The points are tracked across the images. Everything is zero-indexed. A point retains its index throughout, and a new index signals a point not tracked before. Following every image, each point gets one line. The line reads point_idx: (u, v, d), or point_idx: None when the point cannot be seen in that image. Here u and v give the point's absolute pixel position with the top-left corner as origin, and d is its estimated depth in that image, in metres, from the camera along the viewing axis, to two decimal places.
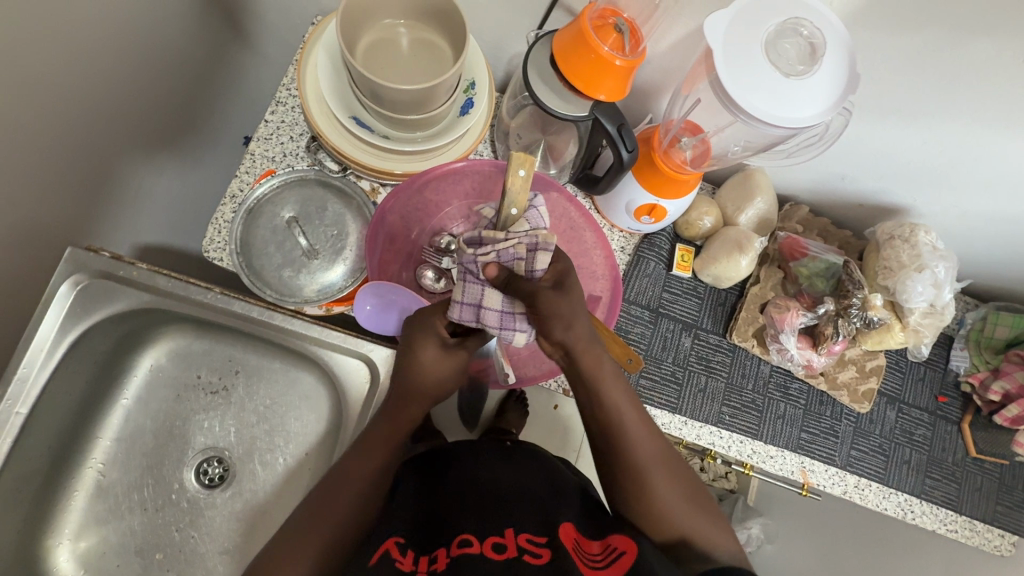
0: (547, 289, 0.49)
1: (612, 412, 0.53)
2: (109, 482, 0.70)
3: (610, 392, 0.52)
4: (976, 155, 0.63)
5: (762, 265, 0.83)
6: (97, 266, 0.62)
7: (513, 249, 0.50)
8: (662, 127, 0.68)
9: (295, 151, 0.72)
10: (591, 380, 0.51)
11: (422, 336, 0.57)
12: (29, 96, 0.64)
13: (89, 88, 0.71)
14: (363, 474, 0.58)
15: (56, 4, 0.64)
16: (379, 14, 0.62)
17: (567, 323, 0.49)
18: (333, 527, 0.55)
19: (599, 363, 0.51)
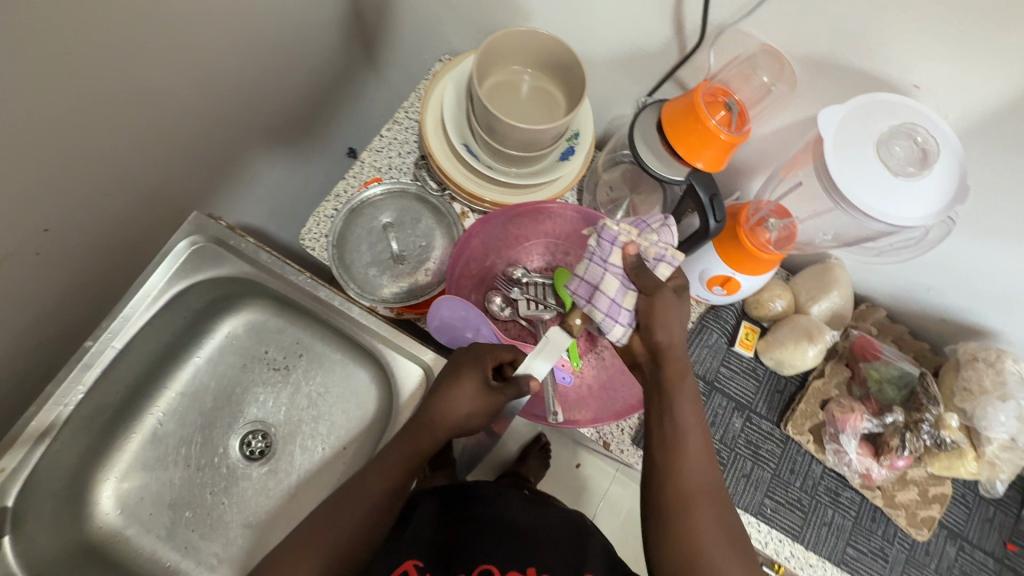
0: (668, 292, 0.53)
1: (678, 421, 0.54)
2: (164, 432, 0.74)
3: (683, 407, 0.54)
4: None
5: (828, 361, 0.81)
6: (213, 231, 0.69)
7: (649, 247, 0.55)
8: (751, 205, 0.70)
9: (401, 166, 0.79)
10: (667, 388, 0.54)
11: (471, 368, 0.58)
12: (199, 78, 0.73)
13: (242, 81, 0.81)
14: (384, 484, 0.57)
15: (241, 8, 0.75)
16: (509, 60, 0.69)
17: (669, 326, 0.53)
18: (349, 537, 0.55)
19: (682, 376, 0.55)
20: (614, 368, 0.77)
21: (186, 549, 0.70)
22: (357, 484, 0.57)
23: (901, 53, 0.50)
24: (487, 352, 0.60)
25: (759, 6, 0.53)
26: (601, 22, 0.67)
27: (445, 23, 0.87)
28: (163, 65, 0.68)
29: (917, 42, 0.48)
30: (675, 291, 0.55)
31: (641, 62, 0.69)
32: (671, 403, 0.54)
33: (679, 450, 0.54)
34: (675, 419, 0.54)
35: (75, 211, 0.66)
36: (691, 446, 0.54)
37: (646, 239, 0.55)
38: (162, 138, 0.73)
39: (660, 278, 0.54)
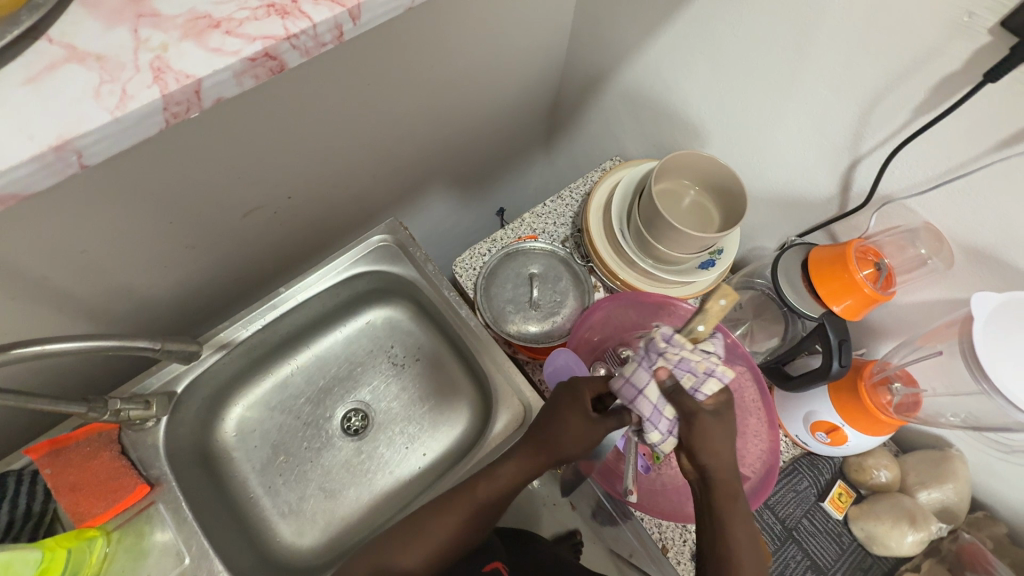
0: (708, 415, 0.55)
1: (732, 549, 0.53)
2: (291, 383, 0.87)
3: (735, 530, 0.54)
4: None
5: (928, 556, 0.74)
6: (398, 235, 0.84)
7: (693, 363, 0.55)
8: (877, 364, 0.71)
9: (556, 233, 0.91)
10: (720, 514, 0.54)
11: (570, 401, 0.63)
12: (432, 123, 0.92)
13: (457, 133, 0.99)
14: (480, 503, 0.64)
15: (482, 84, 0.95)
16: (681, 175, 0.80)
17: (711, 447, 0.54)
18: (442, 544, 0.63)
19: (733, 500, 0.55)
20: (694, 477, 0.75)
21: (269, 489, 0.79)
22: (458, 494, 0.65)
23: None
24: (585, 386, 0.65)
25: (931, 190, 0.60)
26: (773, 166, 0.76)
27: (627, 131, 1.01)
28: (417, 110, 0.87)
29: None
30: (717, 411, 0.56)
31: (800, 208, 0.76)
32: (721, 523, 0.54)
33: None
34: (726, 545, 0.54)
35: (313, 190, 0.84)
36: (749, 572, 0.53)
37: (692, 355, 0.55)
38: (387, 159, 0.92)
39: (704, 396, 0.56)
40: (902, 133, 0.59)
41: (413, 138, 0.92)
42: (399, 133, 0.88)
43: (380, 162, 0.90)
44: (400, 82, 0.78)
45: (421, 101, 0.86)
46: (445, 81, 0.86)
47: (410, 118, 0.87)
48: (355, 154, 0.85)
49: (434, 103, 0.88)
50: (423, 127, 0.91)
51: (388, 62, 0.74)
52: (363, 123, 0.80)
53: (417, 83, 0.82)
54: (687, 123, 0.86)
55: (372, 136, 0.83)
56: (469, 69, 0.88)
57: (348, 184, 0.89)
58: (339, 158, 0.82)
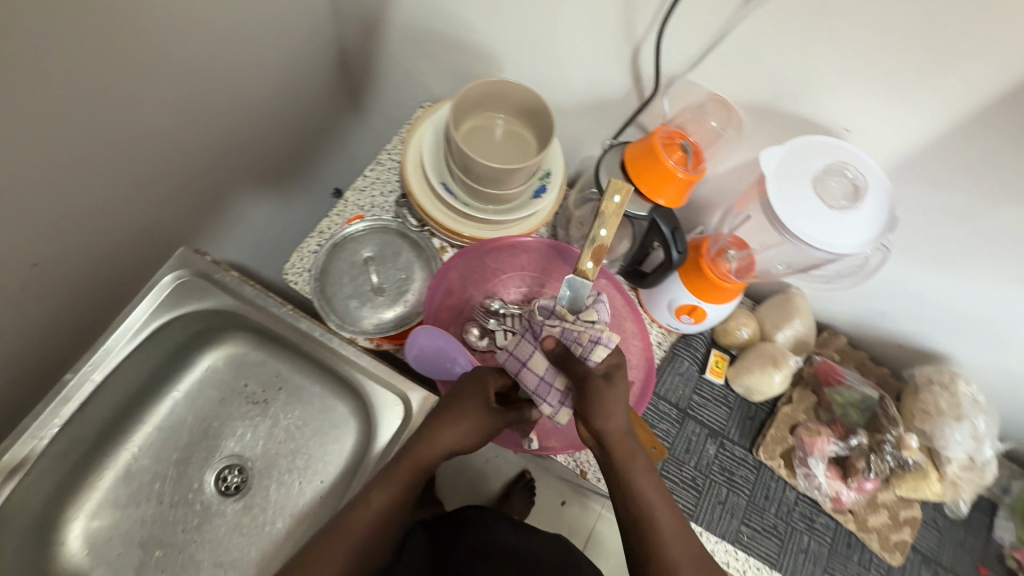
0: (598, 379, 0.54)
1: (643, 503, 0.54)
2: (138, 468, 0.74)
3: (642, 480, 0.55)
4: (1009, 313, 0.66)
5: (795, 386, 0.83)
6: (198, 265, 0.71)
7: (577, 332, 0.55)
8: (710, 238, 0.74)
9: (383, 204, 0.83)
10: (623, 474, 0.55)
11: (474, 388, 0.62)
12: (190, 121, 0.77)
13: (230, 123, 0.85)
14: (387, 505, 0.59)
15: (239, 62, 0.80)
16: (483, 106, 0.74)
17: (606, 410, 0.54)
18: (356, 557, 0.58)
19: (632, 455, 0.55)
20: None
21: None
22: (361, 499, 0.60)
23: (829, 100, 0.56)
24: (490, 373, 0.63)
25: (702, 58, 0.60)
26: (568, 72, 0.73)
27: (425, 72, 0.93)
28: (161, 111, 0.72)
29: (842, 90, 0.54)
30: (608, 374, 0.55)
31: (606, 107, 0.74)
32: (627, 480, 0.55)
33: (652, 525, 0.54)
34: (637, 502, 0.54)
35: (63, 245, 0.68)
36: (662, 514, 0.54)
37: (574, 325, 0.55)
38: (153, 178, 0.76)
39: (594, 363, 0.55)
40: (660, 8, 0.58)
41: (174, 145, 0.76)
42: (147, 144, 0.72)
43: (142, 184, 0.75)
44: (111, 83, 0.63)
45: (157, 99, 0.70)
46: (180, 68, 0.71)
47: (156, 123, 0.72)
48: (99, 186, 0.69)
49: (179, 97, 0.73)
50: (181, 129, 0.76)
51: (73, 62, 0.58)
52: (84, 145, 0.64)
53: (140, 79, 0.66)
54: (476, 48, 0.80)
55: (108, 158, 0.68)
56: (206, 45, 0.73)
57: (111, 222, 0.73)
58: (76, 197, 0.66)
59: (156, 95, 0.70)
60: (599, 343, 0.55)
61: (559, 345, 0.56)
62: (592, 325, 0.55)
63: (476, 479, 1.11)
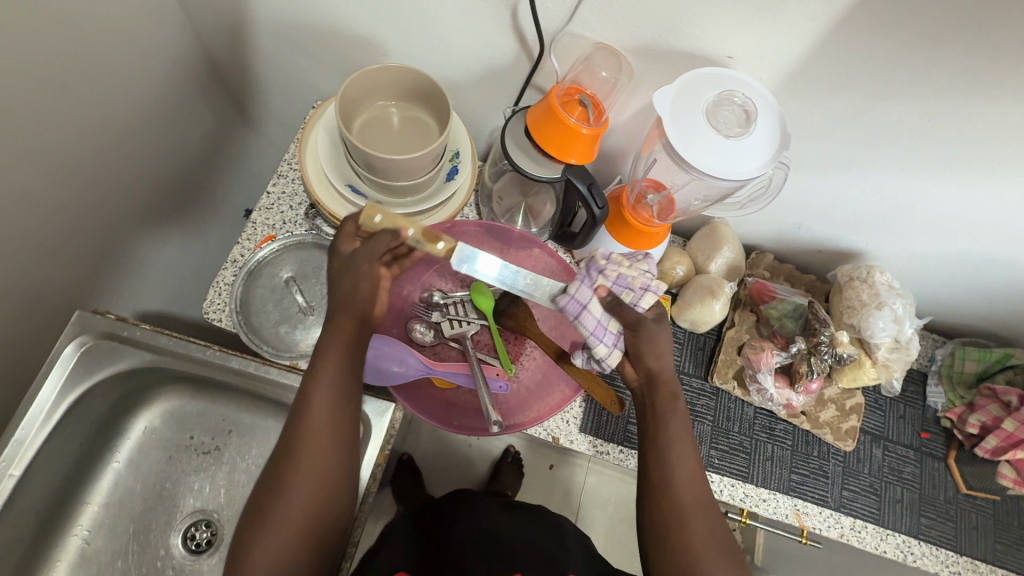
0: (649, 323, 0.56)
1: (674, 433, 0.57)
2: (93, 550, 0.69)
3: (674, 423, 0.57)
4: (906, 203, 0.71)
5: (735, 310, 0.87)
6: (102, 326, 0.66)
7: (630, 278, 0.56)
8: (627, 186, 0.74)
9: (294, 219, 0.78)
10: (661, 411, 0.57)
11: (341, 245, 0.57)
12: (52, 175, 0.69)
13: (103, 166, 0.77)
14: (327, 423, 0.50)
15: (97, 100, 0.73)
16: (372, 97, 0.71)
17: (658, 352, 0.57)
18: (323, 476, 0.49)
19: (675, 395, 0.58)
20: (545, 364, 0.76)
21: None
22: (291, 429, 0.50)
23: (710, 32, 0.56)
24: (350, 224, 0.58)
25: (581, 10, 0.58)
26: (455, 45, 0.70)
27: (309, 71, 0.87)
28: (19, 171, 0.64)
29: (720, 20, 0.55)
30: (659, 318, 0.56)
31: (500, 76, 0.72)
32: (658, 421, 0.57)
33: (673, 460, 0.56)
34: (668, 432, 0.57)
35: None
36: (685, 457, 0.56)
37: (628, 271, 0.56)
38: (27, 243, 0.69)
39: (643, 309, 0.55)
40: None
41: (44, 204, 0.69)
42: (7, 211, 0.64)
43: (13, 255, 0.67)
44: None
45: (5, 160, 0.62)
46: (23, 119, 0.63)
47: (16, 184, 0.64)
48: None
49: (32, 152, 0.65)
50: (49, 185, 0.69)
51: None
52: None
53: None
54: (354, 37, 0.75)
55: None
56: (48, 88, 0.65)
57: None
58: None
59: (4, 156, 0.62)
60: (649, 290, 0.56)
61: (610, 293, 0.55)
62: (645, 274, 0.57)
63: (459, 466, 1.12)
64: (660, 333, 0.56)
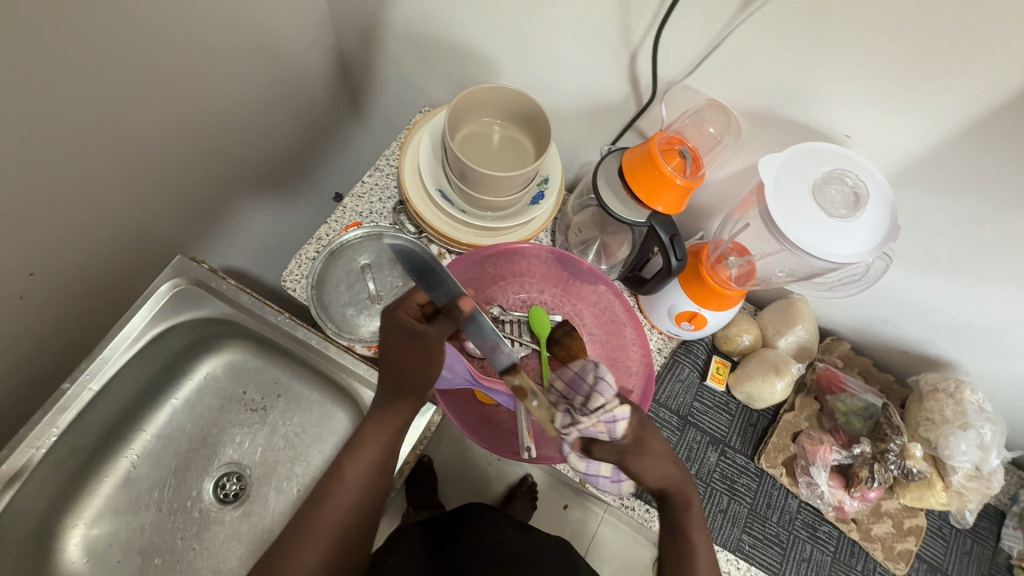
0: (624, 444, 0.52)
1: (692, 555, 0.53)
2: (137, 475, 0.75)
3: (694, 535, 0.53)
4: (1014, 322, 0.65)
5: (797, 393, 0.82)
6: (195, 273, 0.72)
7: (592, 427, 0.51)
8: (711, 244, 0.73)
9: (380, 211, 0.82)
10: (676, 527, 0.54)
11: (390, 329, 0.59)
12: (183, 130, 0.77)
13: (224, 128, 0.84)
14: (348, 505, 0.57)
15: (236, 74, 0.81)
16: (480, 112, 0.74)
17: (647, 467, 0.52)
18: (342, 528, 0.56)
19: (687, 508, 0.54)
20: None
21: None
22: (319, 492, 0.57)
23: (829, 106, 0.55)
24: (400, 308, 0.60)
25: (699, 65, 0.59)
26: (567, 78, 0.72)
27: (423, 79, 0.93)
28: (159, 123, 0.73)
29: (843, 97, 0.53)
30: (638, 439, 0.52)
31: (604, 114, 0.74)
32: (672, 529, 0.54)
33: None
34: (687, 554, 0.53)
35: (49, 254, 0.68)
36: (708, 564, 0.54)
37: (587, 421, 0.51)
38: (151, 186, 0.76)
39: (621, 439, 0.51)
40: (658, 13, 0.57)
41: (171, 154, 0.77)
42: (139, 152, 0.72)
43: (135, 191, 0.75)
44: (107, 99, 0.64)
45: (147, 109, 0.70)
46: (171, 76, 0.71)
47: (152, 134, 0.73)
48: (98, 195, 0.70)
49: (171, 107, 0.73)
50: (179, 139, 0.77)
51: (56, 72, 0.58)
52: (70, 156, 0.64)
53: (139, 94, 0.68)
54: (474, 55, 0.80)
55: (96, 164, 0.67)
56: (198, 53, 0.73)
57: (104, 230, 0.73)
58: (68, 205, 0.66)
59: (147, 106, 0.70)
60: (619, 419, 0.51)
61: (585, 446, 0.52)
62: (602, 410, 0.52)
63: (477, 482, 1.11)
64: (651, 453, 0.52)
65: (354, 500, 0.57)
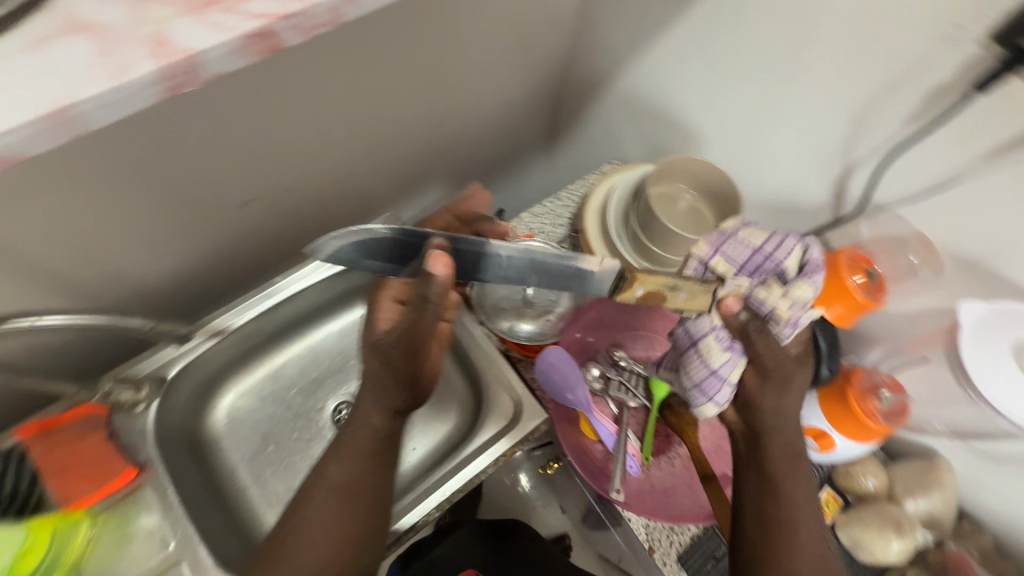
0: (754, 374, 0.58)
1: (785, 498, 0.57)
2: (282, 372, 0.87)
3: (787, 476, 0.58)
4: None
5: (912, 565, 0.74)
6: (396, 231, 0.85)
7: (774, 303, 0.53)
8: (866, 370, 0.72)
9: (549, 233, 0.93)
10: (773, 469, 0.58)
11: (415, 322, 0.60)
12: (429, 120, 0.93)
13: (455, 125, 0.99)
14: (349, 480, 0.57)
15: (483, 88, 0.96)
16: (678, 177, 0.80)
17: (780, 407, 0.58)
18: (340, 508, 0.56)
19: (790, 459, 0.59)
20: (680, 478, 0.78)
21: (259, 478, 0.80)
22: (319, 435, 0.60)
23: None
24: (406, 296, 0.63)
25: (919, 199, 0.61)
26: (769, 172, 0.77)
27: (625, 136, 1.02)
28: (417, 108, 0.89)
29: None
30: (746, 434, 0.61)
31: (792, 213, 0.77)
32: (760, 476, 0.58)
33: (784, 522, 0.56)
34: (784, 497, 0.57)
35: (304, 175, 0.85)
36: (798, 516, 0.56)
37: (774, 298, 0.53)
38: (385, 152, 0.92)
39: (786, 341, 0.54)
40: (894, 141, 0.60)
41: (411, 134, 0.93)
42: (393, 124, 0.88)
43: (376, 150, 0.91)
44: (398, 79, 0.81)
45: (416, 95, 0.86)
46: (442, 77, 0.87)
47: (408, 115, 0.89)
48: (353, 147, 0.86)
49: (430, 99, 0.89)
50: (422, 126, 0.93)
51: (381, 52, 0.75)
52: (356, 113, 0.80)
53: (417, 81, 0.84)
54: (684, 129, 0.88)
55: (366, 121, 0.83)
56: (466, 65, 0.89)
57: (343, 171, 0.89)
58: (337, 147, 0.82)
59: (416, 94, 0.86)
60: (796, 324, 0.53)
61: (743, 303, 0.55)
62: (795, 303, 0.53)
63: None
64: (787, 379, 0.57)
65: (347, 487, 0.57)
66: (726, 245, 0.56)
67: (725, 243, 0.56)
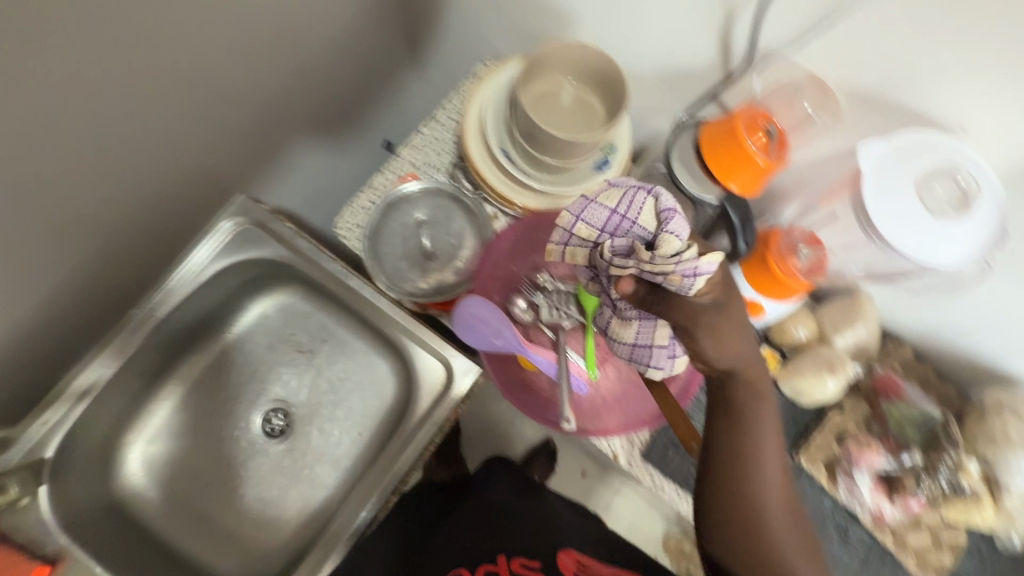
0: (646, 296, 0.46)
1: (752, 417, 0.50)
2: (192, 401, 0.79)
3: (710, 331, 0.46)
4: None
5: (848, 394, 0.79)
6: (256, 215, 0.72)
7: (661, 273, 0.44)
8: (784, 231, 0.69)
9: (438, 164, 0.81)
10: (746, 413, 0.50)
11: None
12: (241, 64, 0.77)
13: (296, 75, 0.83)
14: None
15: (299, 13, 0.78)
16: (552, 68, 0.70)
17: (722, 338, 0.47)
18: None
19: (759, 397, 0.51)
20: (629, 382, 0.75)
21: (205, 515, 0.76)
22: None
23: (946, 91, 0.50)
24: None
25: (806, 39, 0.54)
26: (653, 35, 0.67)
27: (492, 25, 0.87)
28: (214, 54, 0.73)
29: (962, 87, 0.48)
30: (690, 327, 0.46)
31: (683, 78, 0.69)
32: (729, 440, 0.51)
33: (751, 473, 0.51)
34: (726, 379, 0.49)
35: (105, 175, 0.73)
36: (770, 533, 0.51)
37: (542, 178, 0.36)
38: None
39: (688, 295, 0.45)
40: None
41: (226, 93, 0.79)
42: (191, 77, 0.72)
43: (183, 124, 0.76)
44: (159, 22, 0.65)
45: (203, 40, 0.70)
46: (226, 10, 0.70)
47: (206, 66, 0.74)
48: None
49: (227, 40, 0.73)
50: (240, 77, 0.79)
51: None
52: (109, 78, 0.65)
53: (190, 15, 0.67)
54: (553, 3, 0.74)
55: None
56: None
57: (149, 157, 0.76)
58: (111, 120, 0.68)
59: (203, 40, 0.70)
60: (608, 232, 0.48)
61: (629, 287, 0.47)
62: None
63: (502, 437, 1.12)
64: (722, 335, 0.47)
65: None
66: (669, 222, 0.46)
67: (587, 208, 0.50)
